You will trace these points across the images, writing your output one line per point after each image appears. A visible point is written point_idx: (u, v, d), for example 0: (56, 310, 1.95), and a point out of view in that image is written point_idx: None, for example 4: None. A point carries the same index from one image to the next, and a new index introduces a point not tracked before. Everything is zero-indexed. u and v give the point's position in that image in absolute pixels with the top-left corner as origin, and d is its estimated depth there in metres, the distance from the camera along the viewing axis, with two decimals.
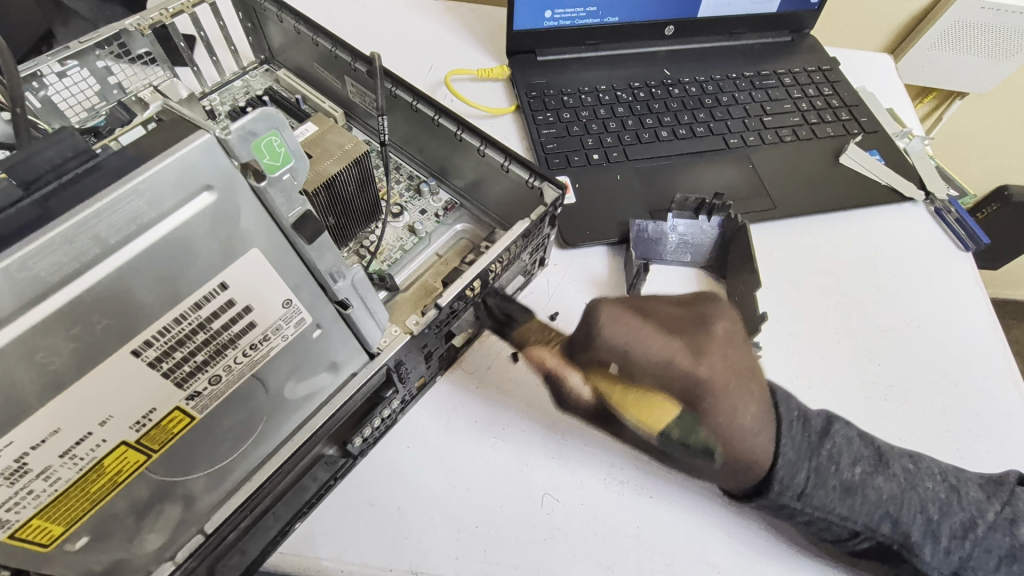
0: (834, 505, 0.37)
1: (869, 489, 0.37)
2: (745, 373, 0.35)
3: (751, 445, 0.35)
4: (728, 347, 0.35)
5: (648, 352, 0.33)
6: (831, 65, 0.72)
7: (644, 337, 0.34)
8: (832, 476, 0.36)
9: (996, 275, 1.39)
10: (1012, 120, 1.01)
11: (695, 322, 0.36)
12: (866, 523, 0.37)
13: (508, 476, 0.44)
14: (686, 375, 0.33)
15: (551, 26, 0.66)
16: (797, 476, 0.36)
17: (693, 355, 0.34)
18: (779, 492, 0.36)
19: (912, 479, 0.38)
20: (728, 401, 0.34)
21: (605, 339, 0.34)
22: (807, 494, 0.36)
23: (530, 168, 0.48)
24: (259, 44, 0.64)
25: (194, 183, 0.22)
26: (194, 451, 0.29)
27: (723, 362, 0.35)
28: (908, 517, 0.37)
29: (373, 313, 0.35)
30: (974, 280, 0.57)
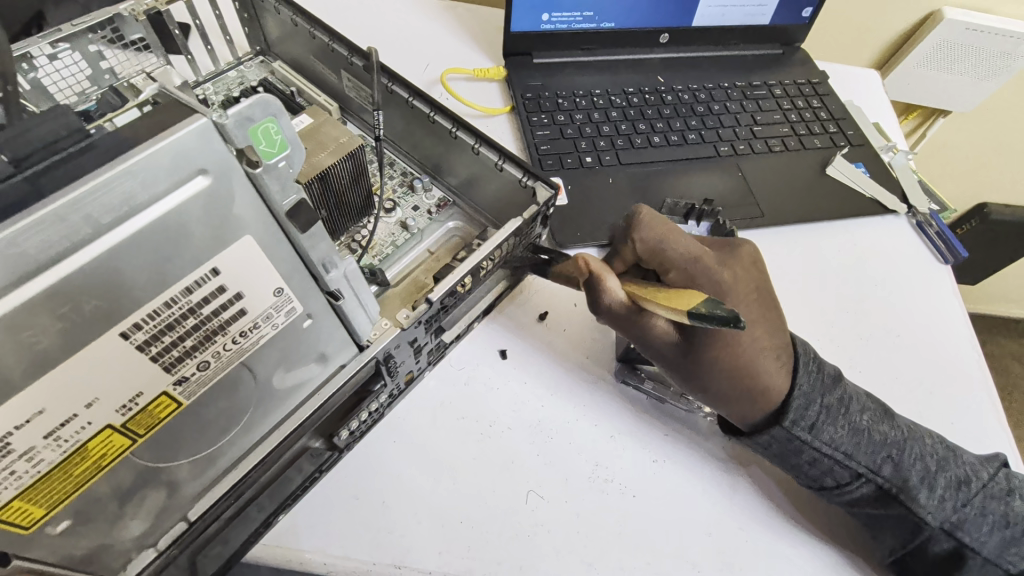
0: (842, 439, 0.41)
1: (877, 432, 0.41)
2: (756, 312, 0.44)
3: (766, 369, 0.41)
4: (750, 273, 0.46)
5: (682, 249, 0.44)
6: (820, 78, 0.73)
7: (686, 247, 0.44)
8: (844, 417, 0.41)
9: (974, 289, 1.42)
10: (994, 139, 1.04)
11: (723, 245, 0.48)
12: (868, 463, 0.40)
13: (509, 452, 0.46)
14: (710, 272, 0.44)
15: (547, 29, 0.67)
16: (811, 408, 0.41)
17: (720, 261, 0.46)
18: (794, 419, 0.41)
19: (914, 432, 0.42)
20: (744, 320, 0.43)
21: (642, 232, 0.44)
22: (818, 427, 0.41)
23: (523, 167, 0.48)
24: (256, 35, 0.64)
25: (190, 167, 0.22)
26: (179, 437, 0.29)
27: (739, 286, 0.45)
28: (910, 459, 0.41)
29: (364, 305, 0.35)
30: (952, 292, 0.58)
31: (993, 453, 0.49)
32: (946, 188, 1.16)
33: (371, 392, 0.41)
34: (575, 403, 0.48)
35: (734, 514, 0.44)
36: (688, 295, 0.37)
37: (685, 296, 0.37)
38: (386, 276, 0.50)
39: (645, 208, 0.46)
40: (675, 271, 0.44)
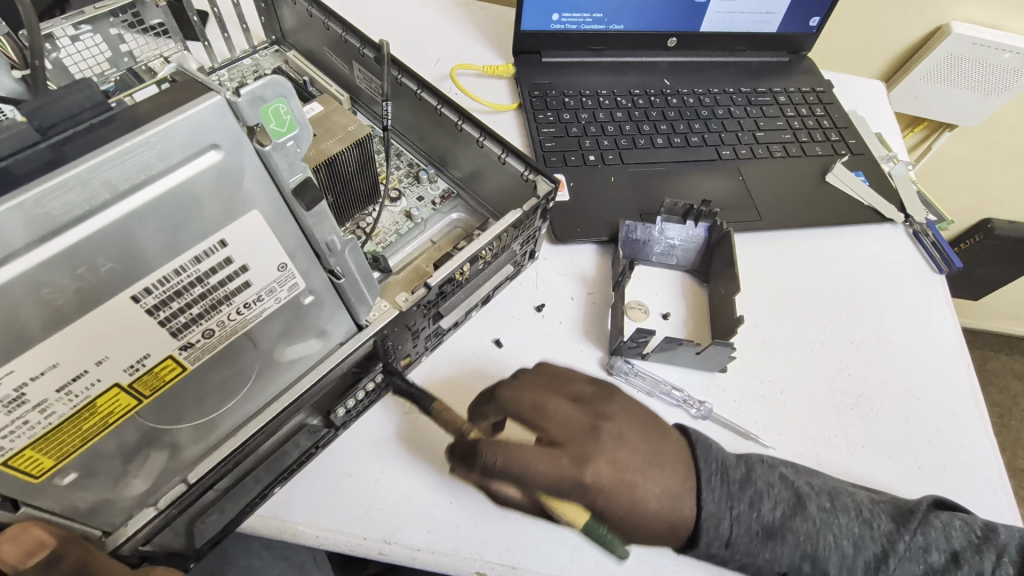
0: (758, 551, 0.40)
1: (786, 532, 0.40)
2: (642, 463, 0.39)
3: (660, 508, 0.39)
4: (620, 446, 0.39)
5: (539, 476, 0.36)
6: (825, 87, 0.74)
7: (533, 459, 0.36)
8: (753, 520, 0.40)
9: (976, 305, 1.43)
10: (997, 155, 1.05)
11: (579, 400, 0.41)
12: (789, 564, 0.40)
13: (461, 489, 0.44)
14: (577, 486, 0.36)
15: (557, 28, 0.68)
16: (722, 524, 0.39)
17: (569, 459, 0.37)
18: (708, 537, 0.39)
19: (824, 533, 0.40)
20: (623, 487, 0.38)
21: (498, 444, 0.36)
22: (732, 542, 0.40)
23: (526, 161, 0.50)
24: (271, 25, 0.66)
25: (203, 140, 0.23)
26: (182, 402, 0.30)
27: (615, 459, 0.38)
28: (824, 555, 0.40)
29: (364, 285, 0.36)
30: (945, 302, 0.59)
31: (976, 462, 0.50)
32: (950, 203, 1.16)
33: (372, 369, 0.42)
34: None
35: None
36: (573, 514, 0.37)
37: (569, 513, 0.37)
38: (388, 262, 0.51)
39: (507, 387, 0.41)
40: (538, 486, 0.36)
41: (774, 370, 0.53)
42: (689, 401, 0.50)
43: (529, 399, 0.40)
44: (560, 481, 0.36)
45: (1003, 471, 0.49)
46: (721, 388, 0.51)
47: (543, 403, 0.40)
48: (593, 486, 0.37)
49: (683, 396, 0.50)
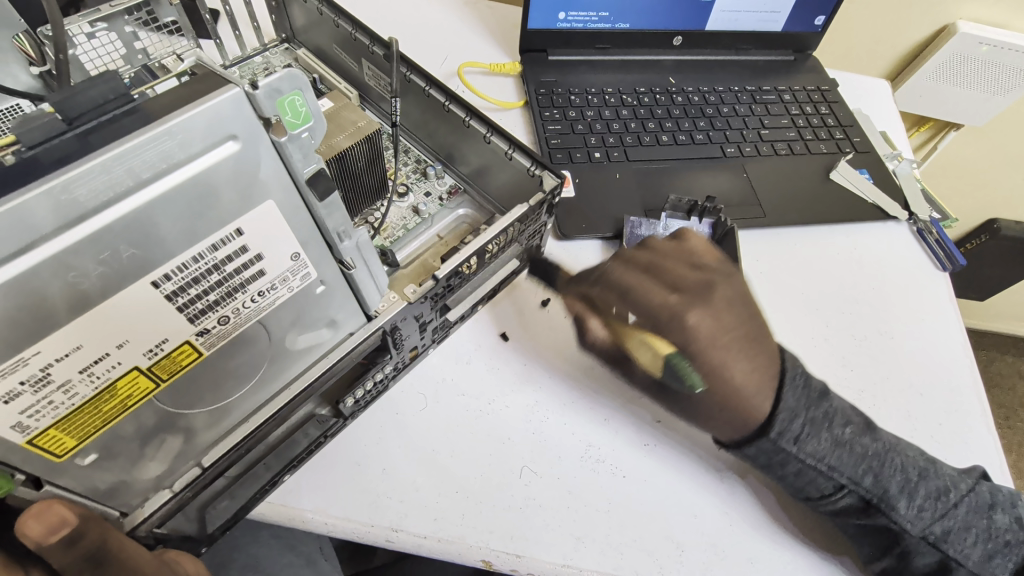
0: (829, 451, 0.41)
1: (856, 445, 0.41)
2: (735, 343, 0.43)
3: (744, 381, 0.41)
4: (722, 308, 0.44)
5: (647, 298, 0.43)
6: (830, 85, 0.74)
7: (636, 284, 0.44)
8: (825, 429, 0.41)
9: (981, 306, 1.42)
10: (1004, 155, 1.05)
11: (699, 265, 0.46)
12: (851, 475, 0.41)
13: (468, 478, 0.45)
14: (675, 315, 0.42)
15: (563, 27, 0.69)
16: (795, 421, 0.41)
17: (674, 294, 0.44)
18: (778, 433, 0.41)
19: (890, 456, 0.41)
20: (717, 349, 0.42)
21: (612, 277, 0.45)
22: (802, 440, 0.40)
23: (532, 156, 0.50)
24: (282, 23, 0.67)
25: (221, 131, 0.24)
26: (197, 388, 0.31)
27: (717, 321, 0.43)
28: (889, 472, 0.41)
29: (374, 276, 0.37)
30: (948, 299, 0.59)
31: (982, 456, 0.50)
32: (956, 202, 1.16)
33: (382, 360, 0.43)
34: (571, 387, 0.50)
35: (722, 499, 0.46)
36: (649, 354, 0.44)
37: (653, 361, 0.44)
38: (396, 257, 0.52)
39: (637, 249, 0.48)
40: (638, 306, 0.44)
41: None
42: None
43: (646, 258, 0.46)
44: (657, 308, 0.43)
45: (1006, 466, 0.50)
46: None
47: (660, 266, 0.46)
48: (683, 329, 0.42)
49: None
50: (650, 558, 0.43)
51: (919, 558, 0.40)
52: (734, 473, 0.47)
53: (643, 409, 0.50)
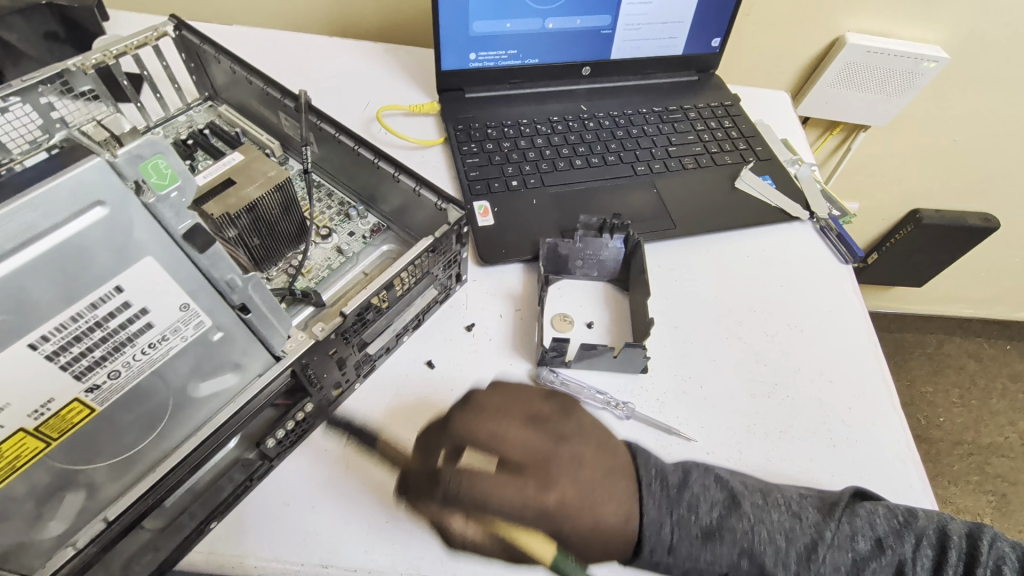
0: (710, 544, 0.42)
1: (723, 531, 0.43)
2: (597, 480, 0.41)
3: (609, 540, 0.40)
4: (579, 469, 0.41)
5: (510, 440, 0.41)
6: (732, 101, 0.80)
7: (501, 505, 0.38)
8: (692, 524, 0.42)
9: (922, 291, 1.49)
10: (914, 150, 1.12)
11: (538, 420, 0.43)
12: (728, 563, 0.42)
13: (398, 507, 0.46)
14: (536, 496, 0.39)
15: (475, 66, 0.73)
16: (663, 530, 0.42)
17: (539, 521, 0.38)
18: (651, 547, 0.41)
19: (758, 530, 0.43)
20: (585, 493, 0.40)
21: (469, 434, 0.41)
22: (674, 547, 0.42)
23: (438, 192, 0.53)
24: (203, 82, 0.69)
25: (87, 199, 0.26)
26: (94, 442, 0.32)
27: (580, 462, 0.41)
28: (762, 546, 0.42)
29: (275, 319, 0.38)
30: (852, 291, 0.63)
31: (886, 439, 0.53)
32: (879, 197, 1.23)
33: (304, 397, 0.45)
34: None
35: None
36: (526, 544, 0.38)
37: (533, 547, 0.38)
38: (320, 297, 0.54)
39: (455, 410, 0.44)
40: (500, 513, 0.38)
41: (694, 365, 0.56)
42: (613, 403, 0.53)
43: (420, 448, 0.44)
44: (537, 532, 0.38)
45: (911, 445, 0.53)
46: (645, 387, 0.54)
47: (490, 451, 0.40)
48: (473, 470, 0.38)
49: (607, 398, 0.53)
50: None
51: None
52: None
53: None
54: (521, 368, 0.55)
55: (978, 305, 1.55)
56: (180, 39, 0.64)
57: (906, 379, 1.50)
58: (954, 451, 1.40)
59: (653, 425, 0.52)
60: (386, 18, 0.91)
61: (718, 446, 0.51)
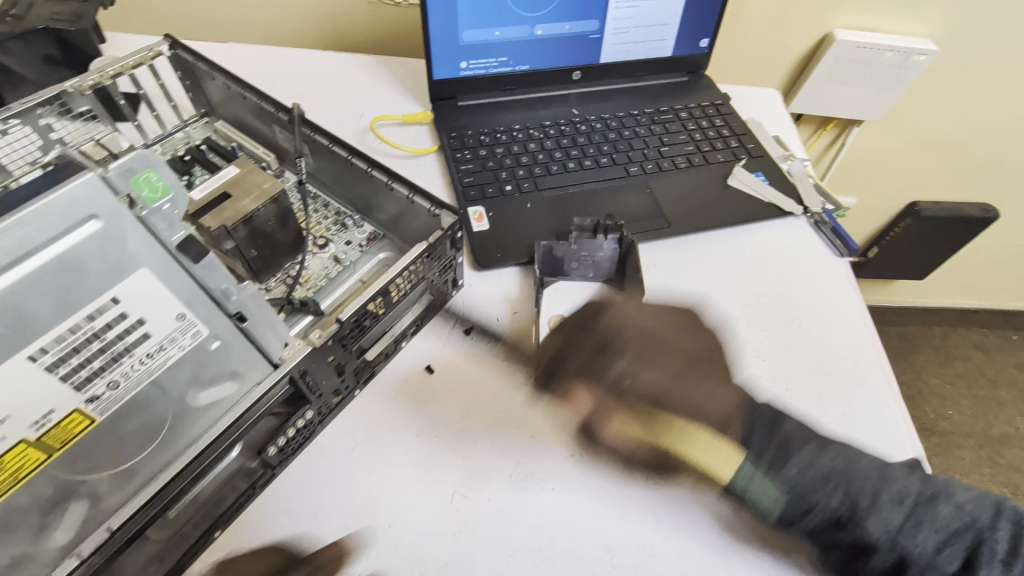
0: (801, 478, 0.44)
1: (825, 464, 0.45)
2: (693, 408, 0.51)
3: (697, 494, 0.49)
4: (690, 409, 0.51)
5: (642, 378, 0.52)
6: (722, 100, 0.80)
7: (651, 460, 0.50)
8: (806, 470, 0.45)
9: (924, 284, 1.49)
10: (910, 143, 1.12)
11: (679, 370, 0.53)
12: (822, 496, 0.43)
13: (401, 510, 0.47)
14: (684, 406, 0.51)
15: (467, 75, 0.74)
16: (751, 471, 0.47)
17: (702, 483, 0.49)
18: (752, 470, 0.47)
19: (850, 479, 0.44)
20: (692, 398, 0.52)
21: (586, 388, 0.53)
22: (779, 467, 0.46)
23: (431, 198, 0.53)
24: (199, 99, 0.71)
25: (81, 213, 0.26)
26: (96, 452, 0.33)
27: (660, 383, 0.52)
28: (858, 486, 0.43)
29: (270, 325, 0.39)
30: (847, 278, 0.64)
31: (889, 429, 0.52)
32: (876, 191, 1.23)
33: (303, 404, 0.46)
34: (496, 409, 0.53)
35: (649, 497, 0.48)
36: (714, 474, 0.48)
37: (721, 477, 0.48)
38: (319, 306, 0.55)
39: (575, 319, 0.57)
40: (618, 455, 0.50)
41: (693, 362, 0.56)
42: None
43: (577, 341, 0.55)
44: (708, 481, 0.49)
45: (915, 434, 0.53)
46: None
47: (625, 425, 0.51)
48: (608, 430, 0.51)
49: None
50: (583, 566, 0.45)
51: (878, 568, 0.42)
52: (659, 473, 0.50)
53: (566, 421, 0.52)
54: (520, 369, 0.55)
55: (981, 296, 1.54)
56: (176, 59, 0.66)
57: (912, 372, 1.49)
58: (965, 443, 1.39)
59: None
60: (377, 31, 0.92)
61: None
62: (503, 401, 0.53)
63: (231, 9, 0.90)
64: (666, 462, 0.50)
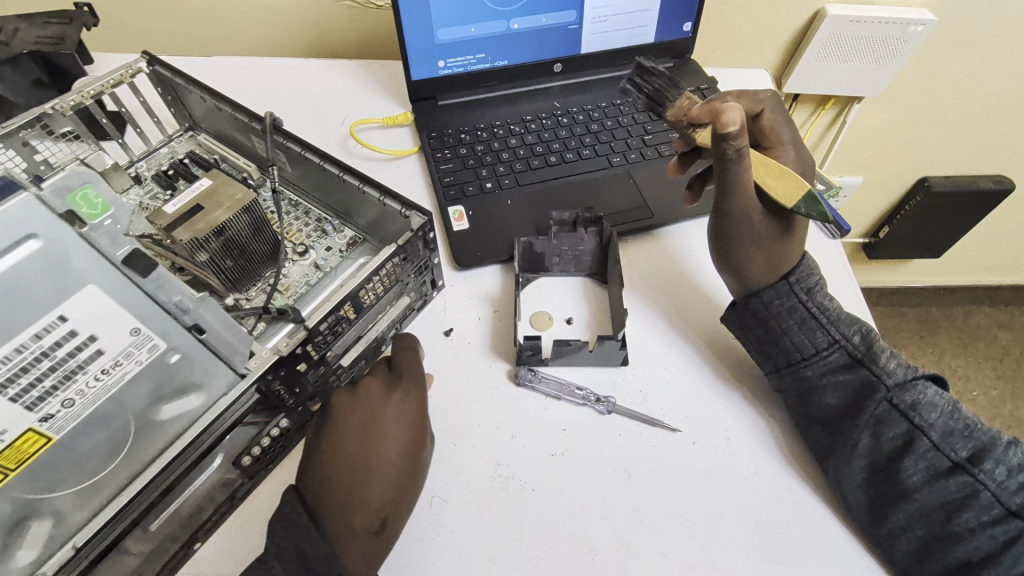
0: (831, 307, 0.48)
1: (862, 320, 0.48)
2: (779, 252, 0.49)
3: (764, 265, 0.50)
4: (772, 258, 0.49)
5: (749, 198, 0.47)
6: (709, 84, 0.78)
7: (745, 189, 0.47)
8: (841, 309, 0.48)
9: (943, 262, 1.43)
10: (916, 117, 1.08)
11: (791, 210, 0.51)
12: (843, 331, 0.47)
13: None
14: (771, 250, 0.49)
15: (445, 73, 0.74)
16: (810, 276, 0.49)
17: (765, 220, 0.49)
18: (799, 277, 0.49)
19: (875, 334, 0.47)
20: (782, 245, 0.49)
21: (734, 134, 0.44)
22: (812, 289, 0.48)
23: (401, 200, 0.53)
24: (181, 113, 0.71)
25: (18, 233, 0.26)
26: (55, 471, 0.33)
27: (764, 227, 0.49)
28: (881, 341, 0.46)
29: (232, 335, 0.39)
30: (841, 265, 0.63)
31: None
32: (882, 170, 1.19)
33: (278, 412, 0.46)
34: (478, 411, 0.52)
35: (631, 495, 0.48)
36: (792, 188, 0.45)
37: (795, 193, 0.45)
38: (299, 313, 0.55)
39: (766, 106, 0.55)
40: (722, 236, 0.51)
41: (678, 355, 0.55)
42: (593, 398, 0.52)
43: (769, 124, 0.54)
44: (762, 245, 0.49)
45: None
46: (627, 380, 0.53)
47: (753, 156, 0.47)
48: (746, 150, 0.45)
49: (586, 393, 0.52)
50: (563, 568, 0.44)
51: (889, 429, 0.43)
52: (642, 470, 0.49)
53: (548, 419, 0.51)
54: (501, 369, 0.55)
55: (1005, 272, 1.48)
56: (154, 73, 0.66)
57: (934, 355, 1.44)
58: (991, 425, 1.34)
59: (634, 418, 0.51)
60: (359, 35, 0.92)
61: (704, 435, 0.50)
62: (484, 403, 0.53)
63: (214, 23, 0.91)
64: (650, 459, 0.49)
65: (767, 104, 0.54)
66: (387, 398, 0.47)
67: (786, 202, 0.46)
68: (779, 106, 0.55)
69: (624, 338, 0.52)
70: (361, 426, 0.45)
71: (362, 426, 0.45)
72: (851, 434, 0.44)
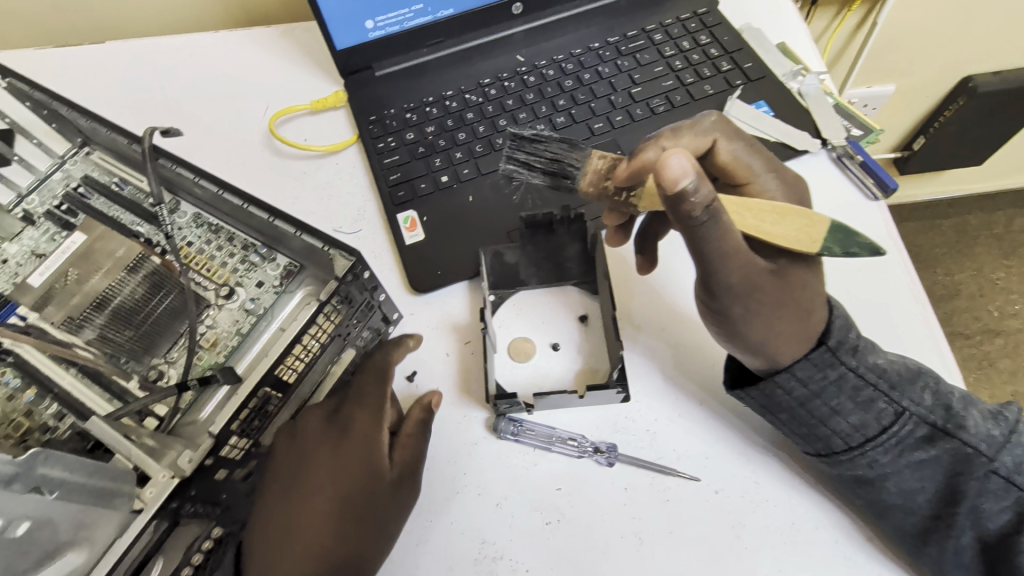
0: (887, 368, 0.38)
1: (925, 376, 0.38)
2: (797, 319, 0.38)
3: (784, 341, 0.38)
4: (795, 327, 0.38)
5: (742, 265, 0.36)
6: (707, 7, 0.62)
7: (735, 250, 0.35)
8: (893, 361, 0.39)
9: (985, 169, 1.26)
10: (963, 5, 0.89)
11: None
12: (913, 399, 0.37)
13: None
14: (792, 318, 0.37)
15: (377, 36, 0.59)
16: (851, 333, 0.39)
17: (777, 276, 0.37)
18: (837, 341, 0.38)
19: (944, 388, 0.38)
20: (800, 308, 0.38)
21: (697, 194, 0.33)
22: (861, 352, 0.38)
23: (320, 235, 0.42)
24: (67, 128, 0.57)
25: None
26: None
27: (775, 290, 0.37)
28: (947, 389, 0.38)
29: (93, 477, 0.32)
30: (888, 232, 0.51)
31: None
32: (918, 74, 1.02)
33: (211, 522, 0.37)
34: (454, 475, 0.43)
35: (648, 568, 0.39)
36: (803, 225, 0.35)
37: (813, 229, 0.35)
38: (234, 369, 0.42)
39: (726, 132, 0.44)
40: (727, 326, 0.39)
41: (695, 377, 0.46)
42: (589, 448, 0.43)
43: (732, 155, 0.43)
44: (783, 309, 0.37)
45: None
46: (631, 418, 0.45)
47: (730, 207, 0.37)
48: (715, 202, 0.34)
49: (581, 443, 0.43)
50: None
51: (994, 503, 0.36)
52: (656, 534, 0.40)
53: (538, 479, 0.43)
54: (477, 417, 0.45)
55: None
56: (14, 91, 0.54)
57: (974, 268, 1.28)
58: None
59: (644, 467, 0.42)
60: None
61: (728, 481, 0.42)
62: (462, 468, 0.44)
63: None
64: (665, 518, 0.41)
65: (717, 132, 0.44)
66: (325, 436, 0.41)
67: (807, 245, 0.35)
68: (731, 128, 0.44)
69: (619, 380, 0.43)
70: (296, 468, 0.39)
71: (293, 469, 0.39)
72: (952, 527, 0.36)
